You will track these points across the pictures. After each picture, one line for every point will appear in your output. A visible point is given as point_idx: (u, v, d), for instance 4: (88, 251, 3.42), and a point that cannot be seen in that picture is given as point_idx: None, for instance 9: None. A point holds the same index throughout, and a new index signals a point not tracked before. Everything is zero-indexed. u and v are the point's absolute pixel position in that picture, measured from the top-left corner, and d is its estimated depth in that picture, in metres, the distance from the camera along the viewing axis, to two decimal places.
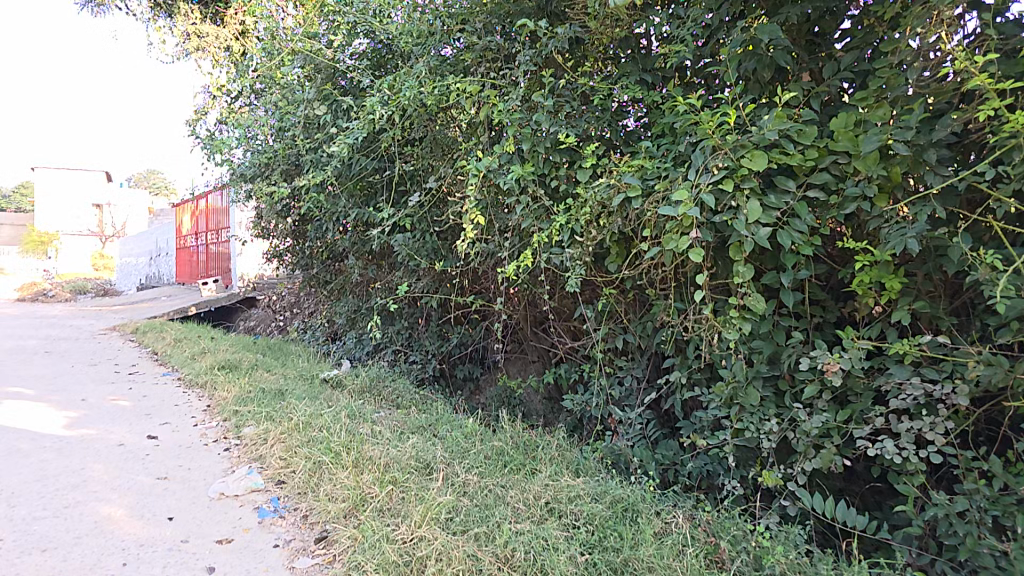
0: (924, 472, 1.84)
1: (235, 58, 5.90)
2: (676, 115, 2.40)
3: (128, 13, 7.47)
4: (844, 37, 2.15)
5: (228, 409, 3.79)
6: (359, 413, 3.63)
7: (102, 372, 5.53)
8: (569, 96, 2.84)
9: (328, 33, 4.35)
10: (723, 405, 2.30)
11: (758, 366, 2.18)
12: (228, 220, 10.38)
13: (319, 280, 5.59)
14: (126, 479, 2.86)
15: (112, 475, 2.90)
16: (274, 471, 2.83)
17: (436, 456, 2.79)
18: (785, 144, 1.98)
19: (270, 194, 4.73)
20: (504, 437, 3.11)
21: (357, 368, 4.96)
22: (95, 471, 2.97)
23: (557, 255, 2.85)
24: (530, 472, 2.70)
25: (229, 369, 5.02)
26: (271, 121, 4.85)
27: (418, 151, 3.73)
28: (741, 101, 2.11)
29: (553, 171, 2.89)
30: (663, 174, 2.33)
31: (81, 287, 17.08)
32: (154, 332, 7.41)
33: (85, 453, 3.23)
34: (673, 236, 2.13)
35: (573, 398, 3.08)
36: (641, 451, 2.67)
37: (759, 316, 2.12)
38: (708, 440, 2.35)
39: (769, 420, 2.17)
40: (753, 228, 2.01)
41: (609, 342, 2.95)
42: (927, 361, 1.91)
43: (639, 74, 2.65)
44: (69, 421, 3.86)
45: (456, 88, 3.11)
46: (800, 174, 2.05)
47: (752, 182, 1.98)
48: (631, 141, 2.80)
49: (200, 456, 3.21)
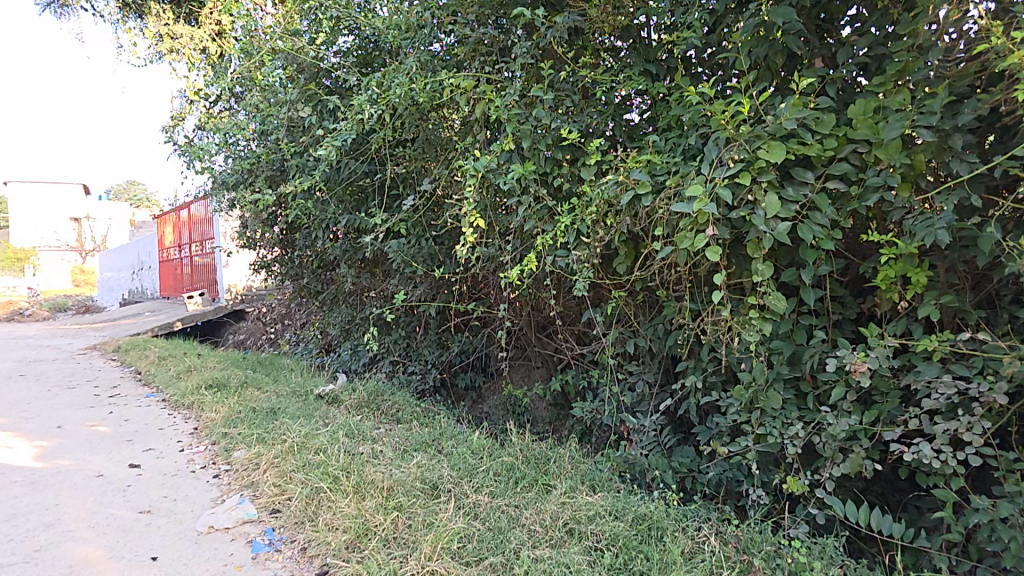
0: (960, 474, 1.71)
1: (213, 62, 5.72)
2: (685, 107, 2.33)
3: (95, 13, 7.20)
4: (853, 23, 2.09)
5: (217, 431, 3.63)
6: (357, 430, 3.49)
7: (82, 396, 5.29)
8: (569, 90, 2.77)
9: (312, 32, 4.22)
10: (743, 410, 2.20)
11: (779, 367, 2.09)
12: (212, 230, 10.13)
13: (310, 291, 5.44)
14: (103, 517, 2.68)
15: (90, 511, 2.73)
16: (267, 500, 2.68)
17: (442, 475, 2.66)
18: (803, 133, 1.90)
19: (254, 202, 4.56)
20: (511, 452, 2.98)
21: (353, 382, 4.81)
22: (70, 508, 2.78)
23: (562, 257, 2.77)
24: (543, 489, 2.58)
25: (217, 387, 4.83)
26: (253, 125, 4.68)
27: (411, 152, 3.62)
28: (754, 89, 2.03)
29: (555, 169, 2.80)
30: (673, 170, 2.25)
31: (59, 305, 16.69)
32: (138, 351, 7.15)
33: (60, 488, 3.04)
34: (688, 234, 2.04)
35: (583, 406, 3.02)
36: (656, 461, 2.60)
37: (779, 315, 2.02)
38: (727, 447, 2.24)
39: (793, 424, 2.06)
40: (772, 223, 1.92)
41: (618, 347, 2.86)
42: (956, 357, 1.80)
43: (643, 65, 2.58)
44: (40, 452, 3.64)
45: (449, 84, 3.01)
46: (818, 166, 1.97)
47: (770, 175, 1.90)
48: (637, 136, 2.73)
49: (186, 485, 3.03)
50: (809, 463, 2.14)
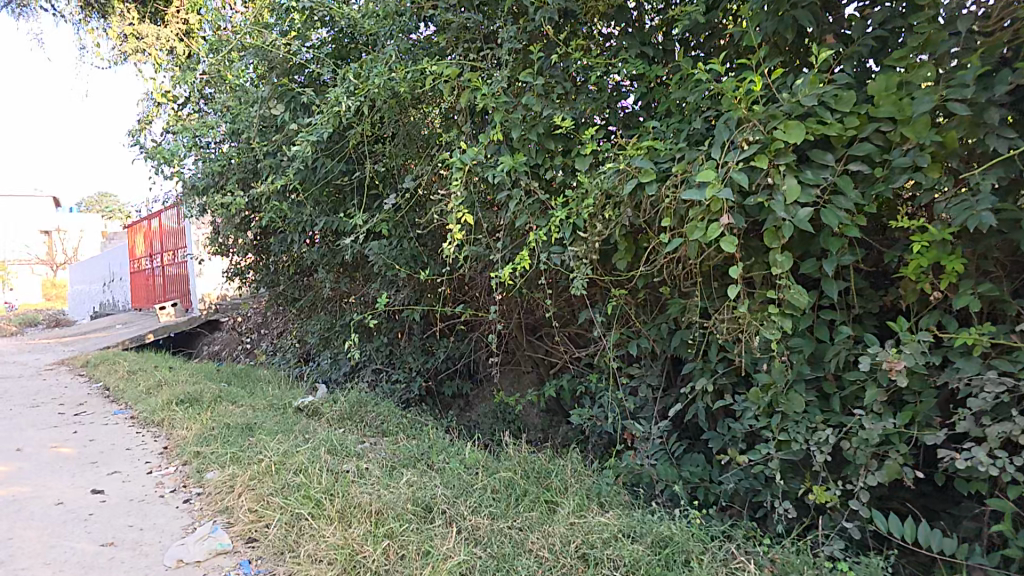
0: (1012, 481, 1.56)
1: (180, 61, 5.41)
2: (688, 89, 2.15)
3: (54, 13, 6.79)
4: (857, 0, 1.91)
5: (188, 451, 3.34)
6: (340, 446, 3.23)
7: (44, 415, 4.90)
8: (560, 76, 2.59)
9: (283, 25, 3.96)
10: (762, 414, 2.04)
11: (799, 367, 1.92)
12: (183, 239, 9.68)
13: (287, 298, 5.15)
14: (58, 554, 2.38)
15: (45, 546, 2.44)
16: (242, 528, 2.41)
17: (436, 495, 2.43)
18: (823, 111, 1.73)
19: (225, 205, 4.27)
20: (509, 465, 2.76)
21: (334, 393, 4.54)
22: (22, 543, 2.47)
23: (558, 254, 2.58)
24: (548, 506, 2.38)
25: (190, 402, 4.50)
26: (223, 125, 4.39)
27: (391, 148, 3.40)
28: (766, 66, 1.86)
29: (547, 161, 2.62)
30: (678, 156, 2.08)
31: (29, 319, 16.03)
32: (106, 365, 6.73)
33: (12, 520, 2.73)
34: (699, 224, 1.86)
35: (583, 413, 2.84)
36: (665, 471, 2.41)
37: (801, 311, 1.86)
38: (746, 456, 2.08)
39: (818, 429, 1.90)
40: (791, 210, 1.75)
41: (620, 349, 2.68)
42: (997, 352, 1.66)
43: (639, 48, 2.38)
44: None
45: (432, 72, 2.80)
46: (837, 147, 1.80)
47: (788, 157, 1.73)
48: (632, 125, 2.54)
49: (154, 512, 2.74)
50: (836, 470, 1.99)
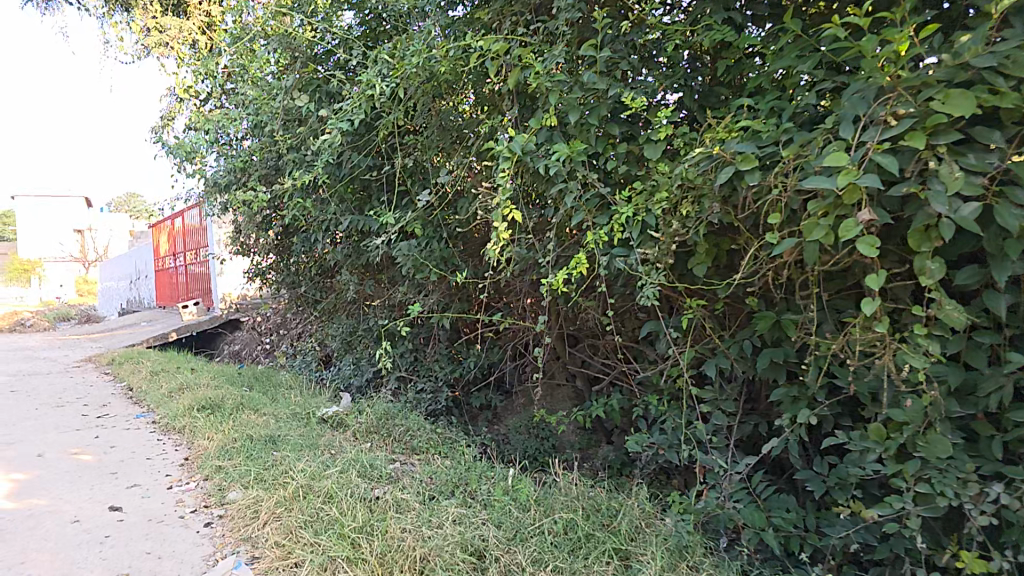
0: None
1: (202, 54, 5.18)
2: (794, 58, 1.76)
3: (79, 9, 6.67)
4: None
5: (208, 466, 3.06)
6: (370, 467, 2.92)
7: (66, 417, 4.73)
8: (625, 50, 2.22)
9: (307, 10, 3.67)
10: (890, 458, 1.65)
11: (945, 403, 1.53)
12: (206, 238, 9.58)
13: (308, 299, 4.89)
14: None
15: None
16: (268, 565, 2.11)
17: (487, 538, 2.10)
18: (995, 76, 1.34)
19: (247, 202, 4.01)
20: (565, 500, 2.41)
21: (357, 402, 4.24)
22: (32, 571, 2.21)
23: (621, 256, 2.22)
24: (619, 557, 2.02)
25: (212, 408, 4.26)
26: (245, 118, 4.13)
27: (424, 139, 3.08)
28: (913, 21, 1.45)
29: (608, 149, 2.25)
30: (784, 137, 1.70)
31: (64, 313, 16.46)
32: (130, 364, 6.59)
33: (24, 540, 2.47)
34: (824, 222, 1.48)
35: (642, 440, 2.46)
36: (752, 516, 2.01)
37: (954, 332, 1.46)
38: (870, 510, 1.69)
39: (971, 481, 1.51)
40: (951, 204, 1.36)
41: (691, 368, 2.31)
42: None
43: (725, 13, 1.99)
44: (12, 487, 3.09)
45: (476, 49, 2.45)
46: (1008, 124, 1.41)
47: (949, 135, 1.34)
48: (710, 105, 2.16)
49: (174, 536, 2.46)
50: (987, 530, 1.60)
